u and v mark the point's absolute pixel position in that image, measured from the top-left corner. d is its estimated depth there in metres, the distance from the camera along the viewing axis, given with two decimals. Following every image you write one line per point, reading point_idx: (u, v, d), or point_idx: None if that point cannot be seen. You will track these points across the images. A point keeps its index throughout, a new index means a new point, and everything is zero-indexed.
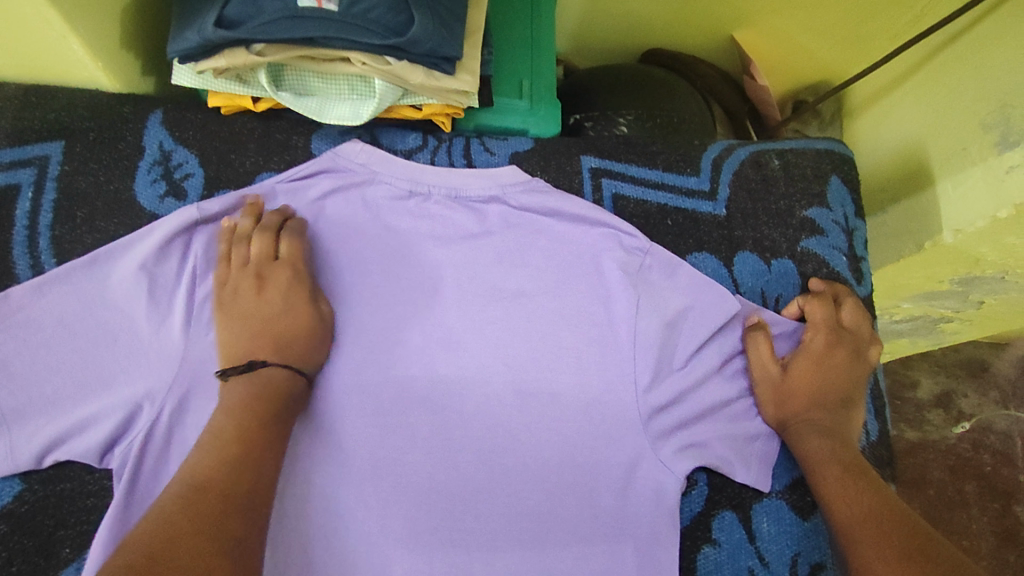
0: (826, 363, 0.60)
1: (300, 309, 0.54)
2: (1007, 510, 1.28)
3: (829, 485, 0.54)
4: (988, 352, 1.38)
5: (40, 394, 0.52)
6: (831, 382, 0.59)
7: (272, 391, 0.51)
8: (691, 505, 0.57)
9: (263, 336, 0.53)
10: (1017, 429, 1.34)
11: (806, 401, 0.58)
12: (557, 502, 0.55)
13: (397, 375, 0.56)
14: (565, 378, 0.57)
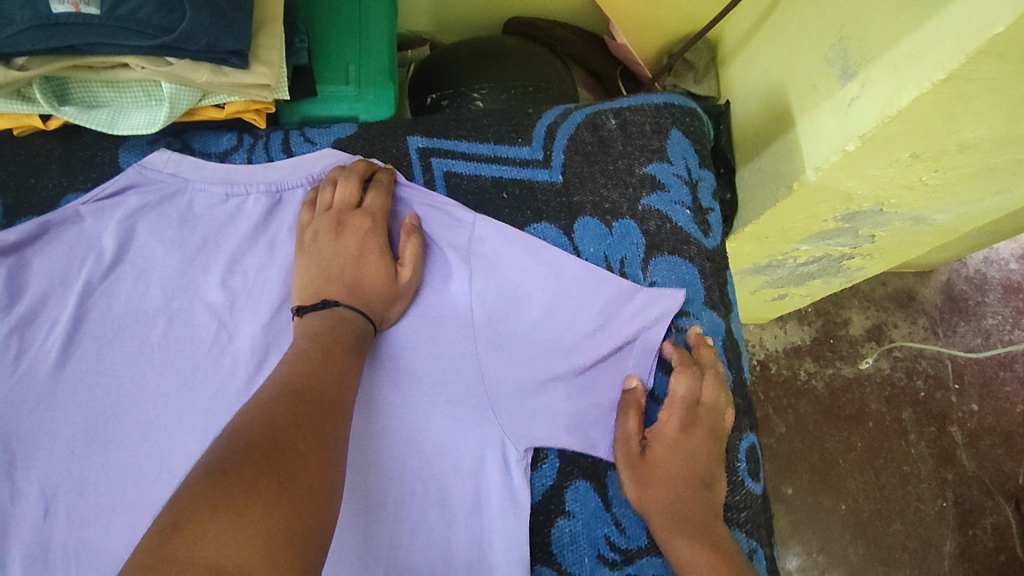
0: (647, 463, 0.55)
1: (377, 262, 0.57)
2: (942, 433, 1.34)
3: (681, 551, 0.51)
4: (915, 281, 1.42)
5: None
6: (648, 483, 0.54)
7: (346, 328, 0.53)
8: (542, 479, 0.56)
9: (331, 278, 0.56)
10: (947, 352, 1.39)
11: (671, 509, 0.53)
12: (405, 488, 0.55)
13: (226, 390, 0.55)
14: (410, 356, 0.59)
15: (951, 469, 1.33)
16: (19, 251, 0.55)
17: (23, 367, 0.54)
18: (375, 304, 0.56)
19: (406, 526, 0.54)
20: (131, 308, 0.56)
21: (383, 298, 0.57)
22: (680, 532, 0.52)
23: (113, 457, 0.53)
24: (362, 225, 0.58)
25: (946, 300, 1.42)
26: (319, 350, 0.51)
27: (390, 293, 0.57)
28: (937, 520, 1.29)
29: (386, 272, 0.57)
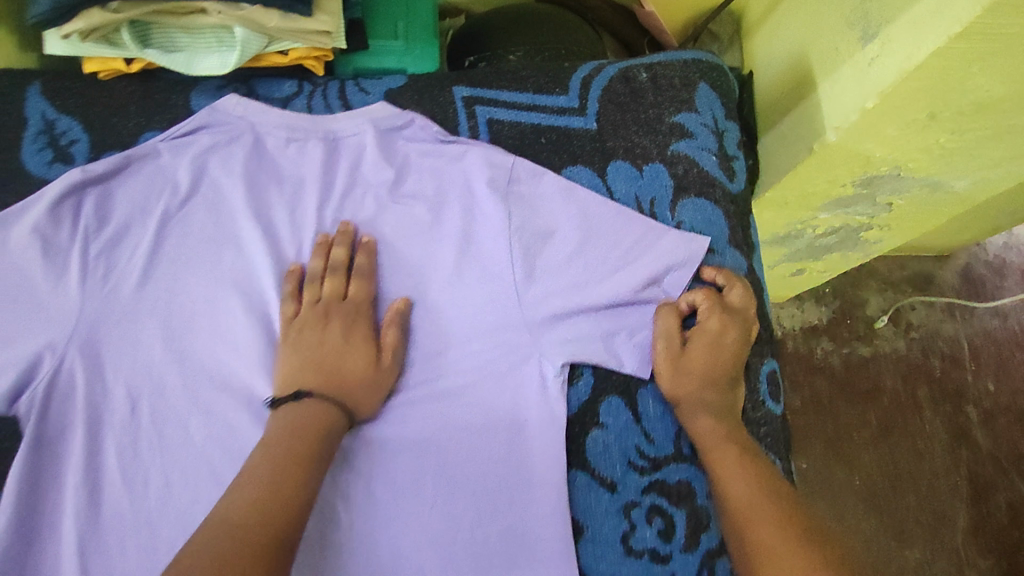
0: (685, 354, 0.60)
1: (359, 344, 0.59)
2: (957, 411, 1.38)
3: (721, 461, 0.56)
4: (934, 265, 1.48)
5: None
6: (683, 371, 0.60)
7: (313, 427, 0.53)
8: (578, 394, 0.61)
9: (317, 370, 0.57)
10: (964, 333, 1.44)
11: (707, 419, 0.59)
12: (450, 403, 0.60)
13: (288, 314, 0.60)
14: (450, 292, 0.63)
15: (965, 446, 1.37)
16: (104, 181, 0.60)
17: (107, 284, 0.59)
18: (356, 396, 0.57)
19: (452, 435, 0.59)
20: (203, 236, 0.62)
21: (365, 388, 0.58)
22: (702, 405, 0.59)
23: (189, 368, 0.59)
24: (346, 313, 0.60)
25: (962, 283, 1.48)
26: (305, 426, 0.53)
27: (374, 382, 0.58)
28: (950, 493, 1.33)
29: (367, 359, 0.58)
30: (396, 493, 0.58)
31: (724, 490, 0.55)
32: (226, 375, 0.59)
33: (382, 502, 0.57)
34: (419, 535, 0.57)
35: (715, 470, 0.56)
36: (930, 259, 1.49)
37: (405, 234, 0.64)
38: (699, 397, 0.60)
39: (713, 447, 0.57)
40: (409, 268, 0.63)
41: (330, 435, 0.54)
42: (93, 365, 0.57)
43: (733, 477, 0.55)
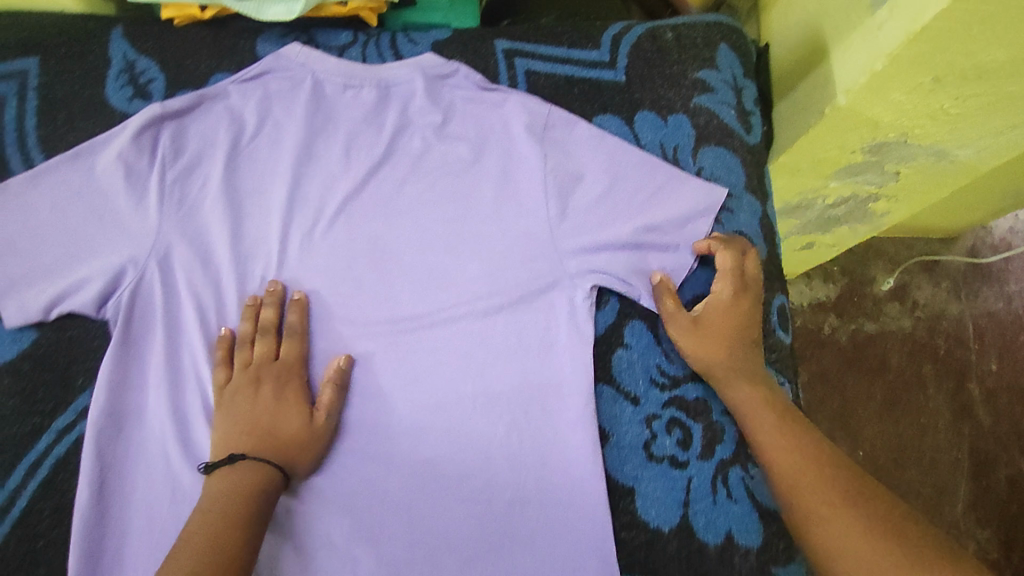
0: (705, 328, 0.64)
1: (291, 407, 0.60)
2: (960, 388, 1.44)
3: (768, 433, 0.60)
4: (939, 246, 1.54)
5: (40, 263, 0.61)
6: (707, 345, 0.64)
7: (247, 489, 0.55)
8: (605, 317, 0.67)
9: (251, 433, 0.58)
10: (969, 314, 1.49)
11: (745, 387, 0.63)
12: (489, 327, 0.64)
13: (342, 240, 0.66)
14: (490, 226, 0.67)
15: (968, 423, 1.43)
16: (179, 116, 0.66)
17: (182, 207, 0.64)
18: (293, 455, 0.59)
19: (492, 352, 0.63)
20: (268, 168, 0.68)
21: (298, 448, 0.59)
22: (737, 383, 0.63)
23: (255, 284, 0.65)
24: (276, 376, 0.61)
25: (969, 267, 1.52)
26: (246, 485, 0.56)
27: (306, 444, 0.59)
28: (951, 470, 1.40)
29: (299, 424, 0.60)
30: (441, 400, 0.62)
31: (774, 461, 0.59)
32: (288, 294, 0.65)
33: (428, 408, 0.62)
34: (463, 440, 0.61)
35: (762, 443, 0.60)
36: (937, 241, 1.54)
37: (450, 169, 0.69)
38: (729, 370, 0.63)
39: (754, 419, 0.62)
40: (454, 198, 0.68)
41: (267, 490, 0.56)
42: (168, 278, 0.63)
43: (781, 446, 0.59)
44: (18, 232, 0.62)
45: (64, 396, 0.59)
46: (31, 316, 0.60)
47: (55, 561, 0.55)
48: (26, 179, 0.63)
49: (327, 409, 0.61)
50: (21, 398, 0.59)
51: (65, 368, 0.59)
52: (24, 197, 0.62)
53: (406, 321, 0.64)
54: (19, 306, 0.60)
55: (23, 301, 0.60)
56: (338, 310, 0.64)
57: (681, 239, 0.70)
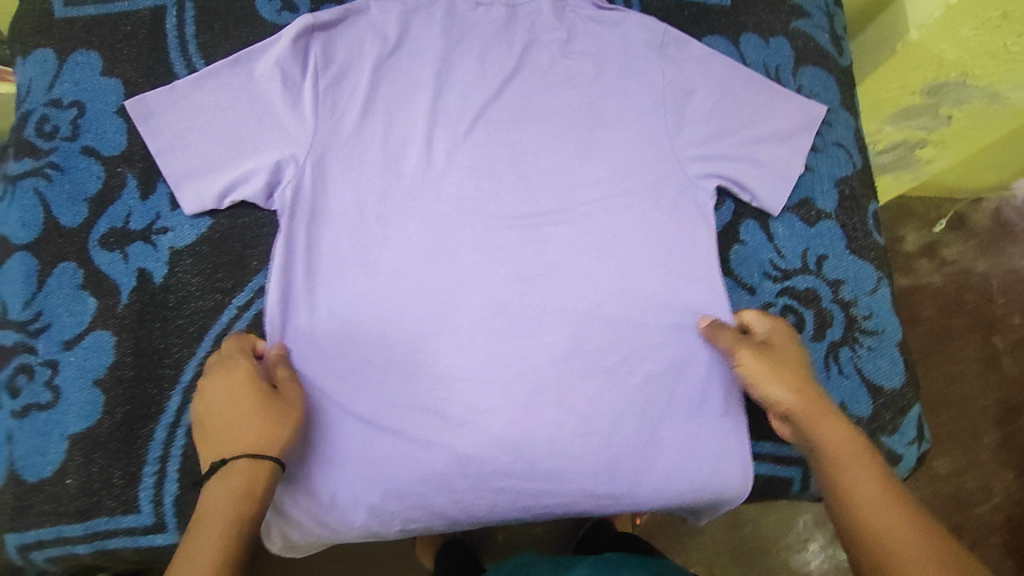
0: (775, 359, 0.63)
1: (253, 394, 0.56)
2: (987, 341, 1.57)
3: (846, 481, 0.56)
4: (968, 207, 1.65)
5: (209, 158, 0.65)
6: (784, 375, 0.62)
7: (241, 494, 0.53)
8: (721, 217, 0.73)
9: (228, 432, 0.55)
10: (992, 272, 1.62)
11: (824, 433, 0.59)
12: (618, 222, 0.70)
13: (481, 144, 0.71)
14: (617, 133, 0.73)
15: (993, 373, 1.56)
16: (329, 29, 0.69)
17: (334, 114, 0.67)
18: (270, 435, 0.55)
19: (624, 246, 0.69)
20: (404, 78, 0.71)
21: (273, 423, 0.56)
22: (824, 422, 0.59)
23: (404, 182, 0.68)
24: (232, 376, 0.57)
25: (995, 225, 1.65)
26: (234, 495, 0.53)
27: (281, 416, 0.56)
28: (979, 415, 1.53)
29: (262, 402, 0.56)
30: (580, 287, 0.67)
31: (854, 513, 0.54)
32: (438, 193, 0.68)
33: (568, 292, 0.67)
34: (604, 321, 0.66)
35: (842, 492, 0.56)
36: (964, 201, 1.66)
37: (575, 81, 0.74)
38: (800, 412, 0.60)
39: (834, 465, 0.57)
40: (580, 107, 0.73)
41: (265, 479, 0.55)
42: (320, 175, 0.66)
43: (864, 498, 0.54)
44: (190, 126, 0.65)
45: (241, 276, 0.64)
46: (206, 205, 0.65)
47: None
48: (190, 82, 0.66)
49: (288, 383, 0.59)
50: (203, 278, 0.64)
51: (241, 252, 0.65)
52: (190, 99, 0.66)
53: (542, 220, 0.69)
54: (196, 195, 0.64)
55: (198, 191, 0.65)
56: (485, 207, 0.69)
57: (789, 148, 0.75)
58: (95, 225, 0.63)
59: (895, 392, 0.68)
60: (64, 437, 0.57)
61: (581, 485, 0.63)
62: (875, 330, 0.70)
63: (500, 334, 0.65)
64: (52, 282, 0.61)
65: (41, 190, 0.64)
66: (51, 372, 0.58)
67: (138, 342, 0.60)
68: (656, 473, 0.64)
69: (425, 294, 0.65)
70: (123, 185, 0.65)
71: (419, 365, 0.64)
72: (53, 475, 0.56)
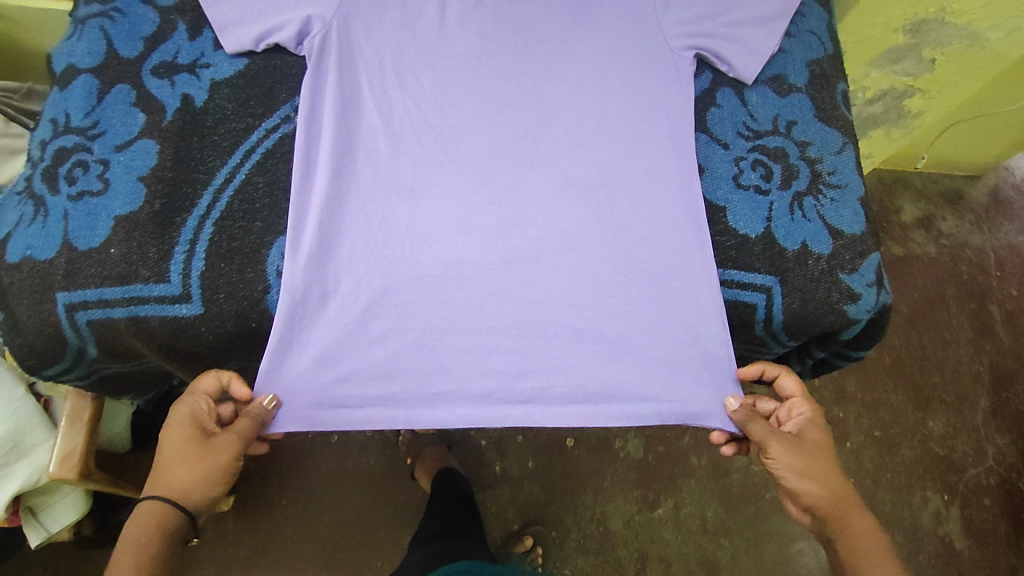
0: (805, 455, 0.68)
1: (193, 453, 0.63)
2: (982, 309, 1.63)
3: None
4: (965, 183, 1.76)
5: (249, 9, 0.74)
6: (815, 474, 0.67)
7: (153, 523, 0.62)
8: (700, 84, 0.81)
9: (168, 477, 0.63)
10: (987, 244, 1.70)
11: (853, 531, 0.67)
12: (606, 85, 0.78)
13: (488, 16, 0.80)
14: (610, 12, 0.81)
15: (988, 340, 1.61)
16: None
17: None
18: (180, 482, 0.63)
19: (611, 104, 0.77)
20: None
21: (197, 476, 0.63)
22: (850, 516, 0.67)
23: (420, 41, 0.77)
24: (194, 430, 0.64)
25: (991, 201, 1.75)
26: (145, 529, 0.61)
27: (202, 465, 0.63)
28: (973, 380, 1.57)
29: (185, 450, 0.63)
30: (570, 135, 0.76)
31: None
32: (449, 50, 0.78)
33: (559, 139, 0.76)
34: (588, 163, 0.75)
35: None
36: (962, 178, 1.77)
37: None
38: (834, 507, 0.67)
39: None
40: None
41: (172, 518, 0.62)
42: (342, 27, 0.75)
43: None
44: None
45: (269, 105, 0.73)
46: (245, 46, 0.74)
47: (267, 220, 0.69)
48: None
49: (230, 434, 0.64)
50: (237, 106, 0.73)
51: (272, 86, 0.74)
52: None
53: (539, 82, 0.78)
54: (236, 38, 0.73)
55: (238, 36, 0.74)
56: (488, 64, 0.78)
57: (766, 31, 0.82)
58: (148, 58, 0.73)
59: (854, 237, 0.75)
60: (110, 218, 0.65)
61: (563, 295, 0.71)
62: (838, 184, 0.77)
63: (496, 168, 0.74)
64: (109, 98, 0.70)
65: (105, 27, 0.73)
66: (103, 168, 0.67)
67: (178, 152, 0.69)
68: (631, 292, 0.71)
69: (433, 130, 0.74)
70: (174, 28, 0.75)
71: (424, 188, 0.72)
72: (100, 246, 0.64)
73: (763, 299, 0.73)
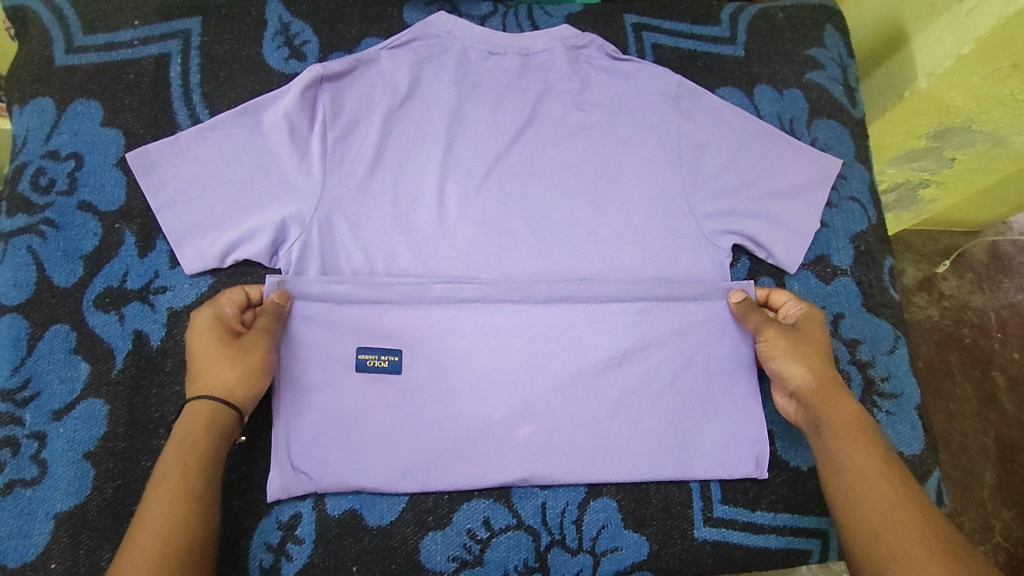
0: (795, 339, 0.63)
1: (222, 342, 0.57)
2: None
3: (875, 508, 0.53)
4: None
5: (212, 213, 0.62)
6: (800, 357, 0.62)
7: (205, 424, 0.55)
8: (738, 274, 0.73)
9: (209, 380, 0.56)
10: None
11: (840, 415, 0.59)
12: (633, 280, 0.68)
13: (491, 201, 0.68)
14: (632, 187, 0.70)
15: None
16: (338, 79, 0.66)
17: (343, 167, 0.65)
18: (223, 381, 0.56)
19: (639, 306, 0.67)
20: (411, 129, 0.68)
21: (233, 367, 0.57)
22: (833, 401, 0.60)
23: (416, 238, 0.66)
24: (223, 335, 0.57)
25: (991, 258, 1.13)
26: (198, 432, 0.54)
27: (240, 363, 0.57)
28: None
29: (217, 349, 0.57)
30: (592, 346, 0.65)
31: (875, 535, 0.52)
32: (450, 249, 0.66)
33: (580, 353, 0.65)
34: (614, 381, 0.65)
35: (847, 476, 0.56)
36: None
37: (588, 133, 0.72)
38: (821, 393, 0.60)
39: (853, 469, 0.56)
40: (595, 160, 0.71)
41: (213, 435, 0.55)
42: (324, 227, 0.63)
43: (882, 521, 0.52)
44: (190, 181, 0.63)
45: None
46: (207, 263, 0.62)
47: (245, 497, 0.61)
48: (193, 135, 0.63)
49: (259, 330, 0.58)
50: None
51: None
52: (192, 152, 0.63)
53: (555, 278, 0.67)
54: (197, 253, 0.62)
55: (199, 248, 0.62)
56: (496, 263, 0.67)
57: (807, 205, 0.72)
58: (91, 285, 0.61)
59: (914, 457, 0.69)
60: (49, 517, 0.56)
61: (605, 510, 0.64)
62: (893, 393, 0.70)
63: (511, 404, 0.63)
64: (43, 345, 0.59)
65: (34, 247, 0.62)
66: (38, 445, 0.57)
67: (132, 411, 0.59)
68: (659, 375, 0.66)
69: (443, 361, 0.63)
70: (120, 242, 0.63)
71: (434, 434, 0.62)
72: (36, 559, 0.55)
73: (819, 544, 0.67)
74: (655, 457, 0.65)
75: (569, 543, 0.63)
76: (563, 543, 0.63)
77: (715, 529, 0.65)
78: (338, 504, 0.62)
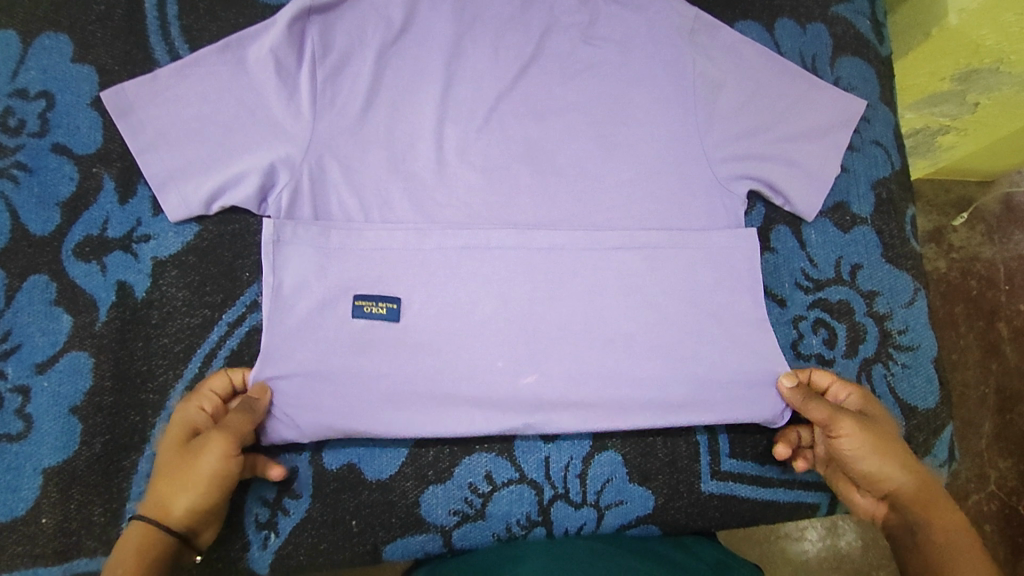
0: (877, 433, 0.58)
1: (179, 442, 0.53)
2: None
3: None
4: None
5: (196, 157, 0.58)
6: (891, 453, 0.57)
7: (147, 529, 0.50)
8: (753, 223, 0.69)
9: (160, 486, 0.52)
10: None
11: (945, 520, 0.53)
12: (641, 229, 0.64)
13: (491, 146, 0.64)
14: (642, 128, 0.66)
15: None
16: (326, 10, 0.61)
17: (334, 108, 0.60)
18: (168, 488, 0.51)
19: (646, 256, 0.64)
20: (405, 66, 0.63)
21: (182, 473, 0.52)
22: (937, 507, 0.55)
23: (413, 184, 0.62)
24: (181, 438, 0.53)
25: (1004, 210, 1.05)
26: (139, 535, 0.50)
27: (186, 473, 0.52)
28: None
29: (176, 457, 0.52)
30: (597, 298, 0.62)
31: None
32: (449, 196, 0.62)
33: (585, 304, 0.62)
34: (620, 335, 0.62)
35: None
36: None
37: (596, 70, 0.67)
38: (920, 496, 0.55)
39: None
40: (604, 99, 0.66)
41: (145, 560, 0.49)
42: (315, 172, 0.59)
43: None
44: (171, 123, 0.58)
45: (230, 290, 0.60)
46: (193, 211, 0.59)
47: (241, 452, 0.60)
48: (172, 71, 0.58)
49: (217, 429, 0.53)
50: (189, 292, 0.59)
51: (230, 263, 0.60)
52: (172, 90, 0.58)
53: (559, 227, 0.63)
54: (181, 200, 0.58)
55: (183, 195, 0.58)
56: (497, 211, 0.63)
57: (829, 149, 0.68)
58: (69, 233, 0.58)
59: (928, 411, 0.67)
60: (38, 472, 0.54)
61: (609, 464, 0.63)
62: (909, 345, 0.68)
63: (514, 358, 0.61)
64: (21, 297, 0.57)
65: (7, 194, 0.58)
66: (23, 399, 0.55)
67: (118, 364, 0.57)
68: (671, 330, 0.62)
69: (442, 314, 0.60)
70: (99, 187, 0.59)
71: (433, 390, 0.59)
72: (27, 514, 0.54)
73: (827, 497, 0.66)
74: (665, 415, 0.62)
75: (572, 497, 0.62)
76: (567, 498, 0.62)
77: (723, 482, 0.64)
78: (337, 457, 0.60)
